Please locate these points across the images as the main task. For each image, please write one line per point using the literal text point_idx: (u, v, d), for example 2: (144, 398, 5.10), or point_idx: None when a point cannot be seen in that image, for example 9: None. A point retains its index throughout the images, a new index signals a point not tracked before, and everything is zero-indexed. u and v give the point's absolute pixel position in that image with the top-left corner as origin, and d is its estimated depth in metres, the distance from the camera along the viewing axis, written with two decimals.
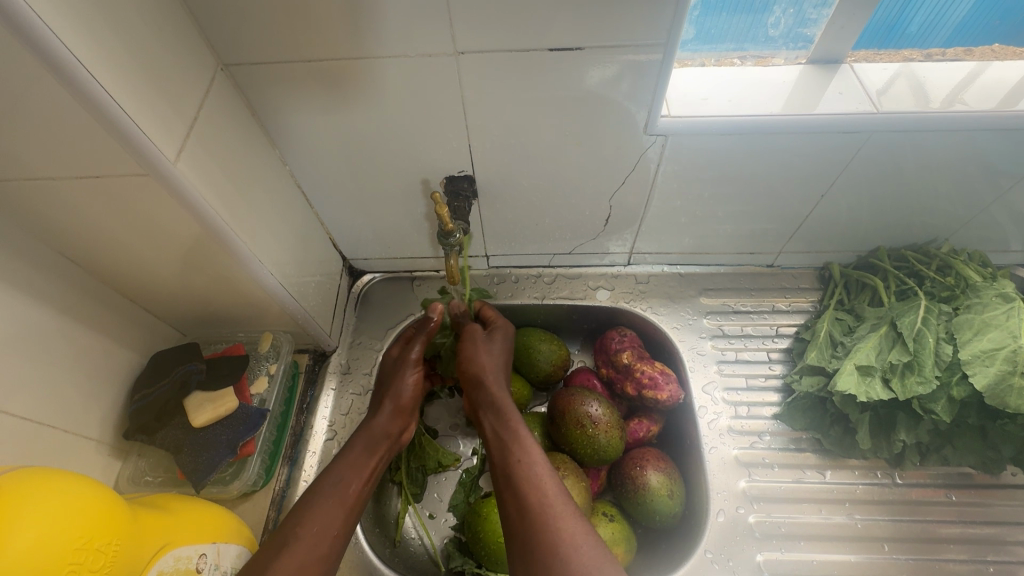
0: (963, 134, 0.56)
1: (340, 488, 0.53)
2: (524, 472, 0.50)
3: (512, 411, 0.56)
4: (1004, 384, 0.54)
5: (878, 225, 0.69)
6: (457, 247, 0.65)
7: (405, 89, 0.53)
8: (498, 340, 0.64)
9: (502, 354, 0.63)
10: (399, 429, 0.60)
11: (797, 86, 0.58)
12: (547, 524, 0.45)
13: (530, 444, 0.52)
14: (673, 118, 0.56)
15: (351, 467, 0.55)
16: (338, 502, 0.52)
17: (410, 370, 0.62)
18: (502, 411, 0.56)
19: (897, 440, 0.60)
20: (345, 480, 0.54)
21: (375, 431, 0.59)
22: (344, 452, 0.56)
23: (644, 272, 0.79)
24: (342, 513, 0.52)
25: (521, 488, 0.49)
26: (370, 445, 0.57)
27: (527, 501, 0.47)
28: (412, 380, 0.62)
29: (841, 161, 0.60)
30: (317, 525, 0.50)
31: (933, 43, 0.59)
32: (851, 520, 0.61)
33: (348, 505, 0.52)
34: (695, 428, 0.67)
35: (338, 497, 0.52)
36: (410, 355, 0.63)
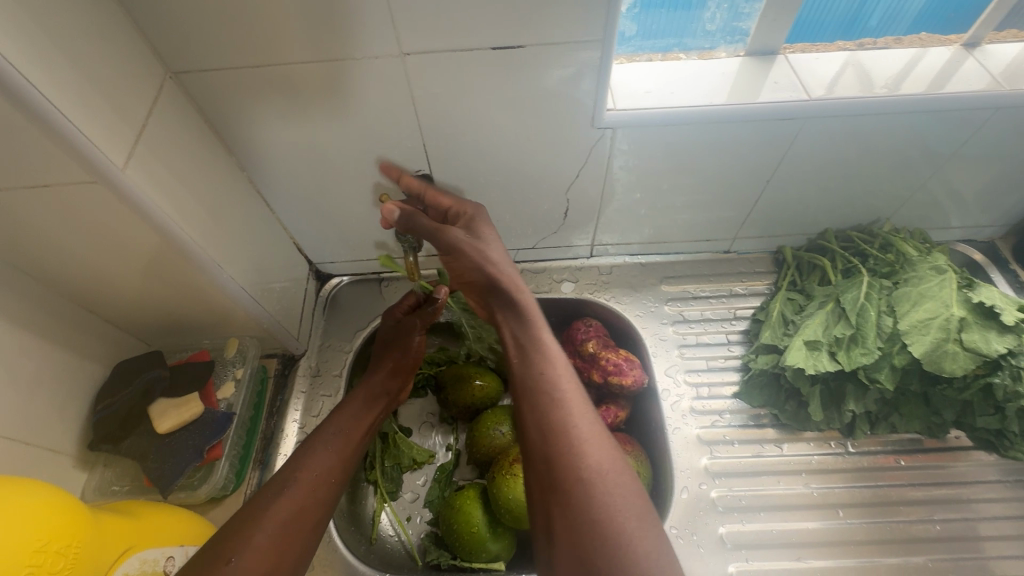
0: (891, 116, 0.60)
1: (340, 436, 0.58)
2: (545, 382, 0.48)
3: (529, 318, 0.52)
4: (940, 350, 0.56)
5: (824, 207, 0.73)
6: (415, 246, 0.66)
7: (357, 91, 0.54)
8: (485, 228, 0.56)
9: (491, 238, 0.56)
10: (396, 389, 0.65)
11: (736, 77, 0.61)
12: (576, 451, 0.45)
13: (550, 352, 0.50)
14: (619, 111, 0.58)
15: (349, 420, 0.60)
16: (336, 450, 0.57)
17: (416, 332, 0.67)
18: (516, 315, 0.53)
19: (847, 410, 0.62)
20: (343, 432, 0.59)
21: (373, 386, 0.64)
22: (343, 405, 0.62)
23: (607, 264, 0.81)
24: (339, 458, 0.57)
25: (540, 396, 0.48)
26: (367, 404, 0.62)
27: (554, 415, 0.46)
28: (416, 338, 0.67)
29: (782, 147, 0.63)
30: (318, 468, 0.55)
31: (892, 31, 0.63)
32: (810, 490, 0.63)
33: (344, 453, 0.58)
34: (661, 410, 0.69)
35: (338, 445, 0.58)
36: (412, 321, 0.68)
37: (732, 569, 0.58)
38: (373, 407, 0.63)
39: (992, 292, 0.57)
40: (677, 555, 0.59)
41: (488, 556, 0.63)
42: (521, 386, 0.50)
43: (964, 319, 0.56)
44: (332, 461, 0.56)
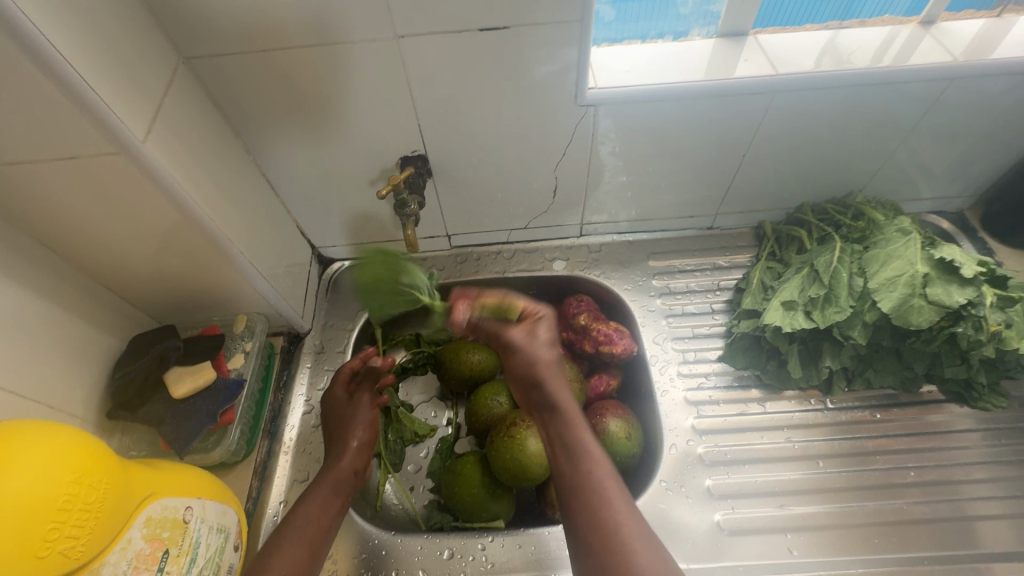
0: (855, 90, 0.64)
1: (307, 528, 0.55)
2: (575, 437, 0.53)
3: (568, 407, 0.55)
4: (907, 305, 0.60)
5: (798, 181, 0.77)
6: (413, 218, 0.70)
7: (357, 74, 0.58)
8: (539, 331, 0.60)
9: (544, 341, 0.59)
10: (362, 468, 0.63)
11: (710, 57, 0.65)
12: (601, 508, 0.47)
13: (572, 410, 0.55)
14: (600, 89, 0.62)
15: (319, 506, 0.57)
16: (305, 541, 0.54)
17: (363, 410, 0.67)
18: (558, 407, 0.55)
19: (824, 366, 0.66)
20: (310, 520, 0.56)
21: (338, 468, 0.61)
22: (311, 491, 0.59)
23: (596, 242, 0.85)
24: (309, 550, 0.54)
25: (569, 463, 0.51)
26: (335, 488, 0.59)
27: (582, 472, 0.50)
28: (366, 426, 0.65)
29: (755, 121, 0.67)
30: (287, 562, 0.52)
31: (859, 14, 0.67)
32: (791, 444, 0.66)
33: (312, 541, 0.55)
34: (650, 374, 0.73)
35: (306, 535, 0.55)
36: (364, 396, 0.67)
37: (718, 517, 0.61)
38: (342, 492, 0.60)
39: (952, 249, 0.60)
40: (667, 504, 0.62)
41: (489, 515, 0.66)
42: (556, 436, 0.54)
43: (927, 275, 0.60)
44: (299, 555, 0.53)
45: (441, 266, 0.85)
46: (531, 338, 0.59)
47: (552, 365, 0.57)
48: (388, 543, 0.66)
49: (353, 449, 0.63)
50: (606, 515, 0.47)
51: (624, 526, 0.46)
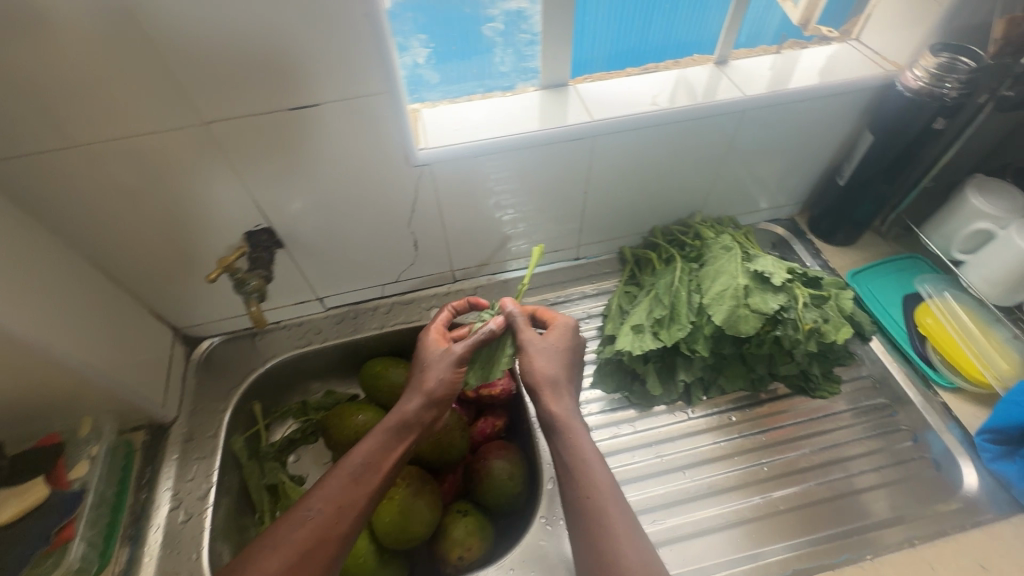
0: (666, 127, 0.71)
1: (329, 510, 0.56)
2: (579, 451, 0.58)
3: (573, 422, 0.60)
4: (735, 315, 0.65)
5: (643, 206, 0.83)
6: (257, 293, 0.68)
7: (175, 160, 0.58)
8: (553, 334, 0.65)
9: (553, 346, 0.64)
10: (428, 421, 0.64)
11: (533, 109, 0.70)
12: (600, 514, 0.54)
13: (576, 429, 0.60)
14: (429, 150, 0.64)
15: (341, 484, 0.58)
16: (323, 520, 0.56)
17: (451, 364, 0.64)
18: (562, 422, 0.60)
19: (679, 379, 0.70)
20: (324, 505, 0.57)
21: (383, 441, 0.61)
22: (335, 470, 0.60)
23: (471, 285, 0.87)
24: (323, 531, 0.55)
25: (577, 473, 0.57)
26: (371, 466, 0.60)
27: (580, 479, 0.56)
28: (445, 376, 0.64)
29: (585, 160, 0.73)
30: (301, 537, 0.55)
31: (665, 57, 0.76)
32: (660, 459, 0.70)
33: (328, 521, 0.56)
34: (527, 410, 0.74)
35: (326, 514, 0.56)
36: (454, 351, 0.65)
37: None
38: (390, 465, 0.60)
39: (766, 261, 0.67)
40: (548, 542, 0.64)
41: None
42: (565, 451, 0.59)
43: (748, 286, 0.66)
44: (309, 534, 0.55)
45: (318, 329, 0.84)
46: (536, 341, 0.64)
47: (557, 357, 0.64)
48: None
49: (416, 394, 0.64)
50: (600, 517, 0.54)
51: (620, 529, 0.53)
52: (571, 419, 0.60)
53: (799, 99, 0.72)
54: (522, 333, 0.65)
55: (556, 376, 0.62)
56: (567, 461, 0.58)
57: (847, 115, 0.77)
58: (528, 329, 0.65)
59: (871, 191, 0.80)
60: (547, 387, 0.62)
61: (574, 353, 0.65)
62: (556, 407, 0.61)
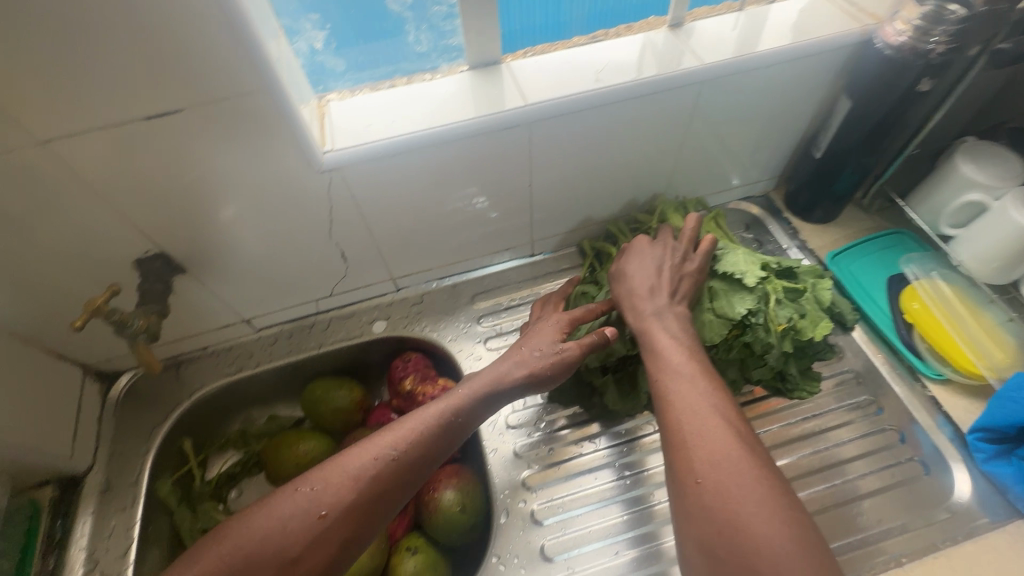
0: (614, 106, 0.62)
1: (335, 484, 0.47)
2: (679, 395, 0.48)
3: (665, 359, 0.51)
4: (698, 319, 0.58)
5: (600, 194, 0.74)
6: (144, 332, 0.57)
7: (24, 185, 0.48)
8: (635, 253, 0.61)
9: (635, 270, 0.59)
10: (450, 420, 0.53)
11: (458, 94, 0.60)
12: (719, 476, 0.41)
13: (680, 365, 0.50)
14: (336, 152, 0.55)
15: (359, 459, 0.49)
16: (326, 494, 0.47)
17: (553, 323, 0.59)
18: (656, 353, 0.52)
19: (641, 393, 0.62)
20: (331, 479, 0.48)
21: (411, 424, 0.51)
22: (367, 438, 0.51)
23: (416, 293, 0.79)
24: (316, 503, 0.47)
25: (680, 413, 0.47)
26: (380, 448, 0.49)
27: (683, 427, 0.46)
28: (507, 363, 0.57)
29: (524, 151, 0.63)
30: (293, 506, 0.46)
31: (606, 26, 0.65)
32: (625, 480, 0.63)
33: (326, 497, 0.47)
34: (477, 432, 0.67)
35: (330, 484, 0.47)
36: (558, 318, 0.59)
37: None
38: (409, 448, 0.50)
39: (733, 257, 0.60)
40: None
41: None
42: (668, 396, 0.48)
43: (712, 288, 0.59)
44: (302, 508, 0.46)
45: (249, 353, 0.76)
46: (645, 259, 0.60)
47: (640, 280, 0.58)
48: None
49: (442, 402, 0.54)
50: (713, 483, 0.41)
51: (721, 496, 0.40)
52: (680, 355, 0.51)
53: (766, 64, 0.63)
54: (633, 254, 0.61)
55: (655, 281, 0.57)
56: (667, 390, 0.49)
57: (820, 78, 0.68)
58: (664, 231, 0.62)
59: (850, 163, 0.72)
60: (630, 302, 0.58)
61: (669, 268, 0.58)
62: (673, 304, 0.56)
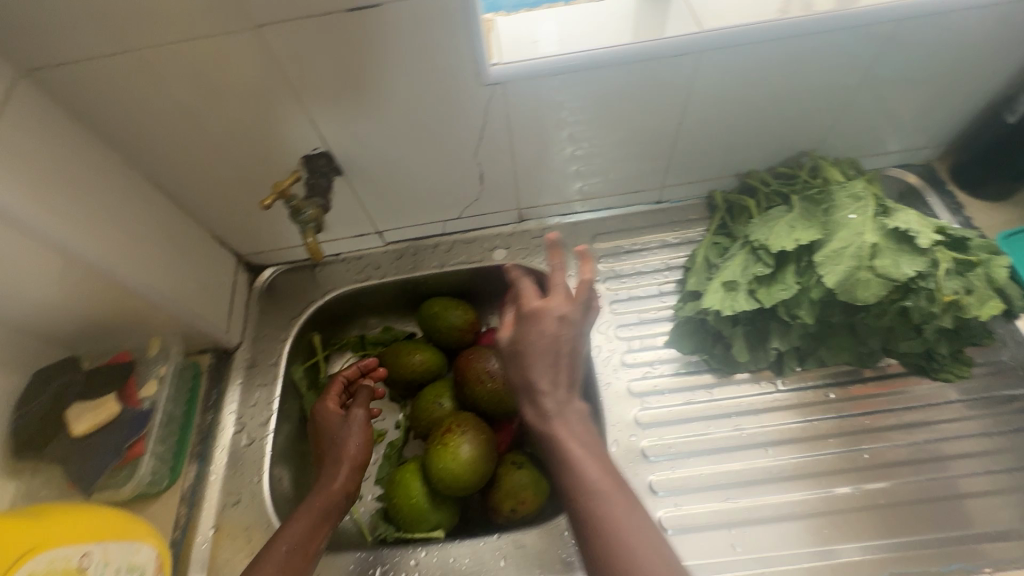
0: (791, 41, 0.58)
1: (309, 529, 0.55)
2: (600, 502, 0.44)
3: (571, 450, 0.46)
4: (853, 278, 0.55)
5: (746, 142, 0.71)
6: (314, 224, 0.62)
7: (230, 70, 0.53)
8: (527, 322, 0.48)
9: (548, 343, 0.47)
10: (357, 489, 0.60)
11: (627, 19, 0.60)
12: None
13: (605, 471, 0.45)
14: (503, 65, 0.56)
15: (308, 528, 0.55)
16: (303, 525, 0.55)
17: (360, 425, 0.63)
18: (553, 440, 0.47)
19: (771, 348, 0.62)
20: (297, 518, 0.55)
21: (330, 489, 0.58)
22: (298, 511, 0.56)
23: (538, 227, 0.80)
24: (308, 522, 0.55)
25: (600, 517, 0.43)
26: (315, 512, 0.56)
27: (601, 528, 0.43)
28: (360, 436, 0.63)
29: (683, 84, 0.61)
30: (291, 539, 0.54)
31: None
32: (741, 432, 0.63)
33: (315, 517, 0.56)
34: (592, 365, 0.69)
35: (302, 519, 0.55)
36: (359, 412, 0.64)
37: (660, 514, 0.58)
38: (330, 515, 0.57)
39: (907, 216, 0.56)
40: None
41: (433, 523, 0.63)
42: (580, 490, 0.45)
43: (876, 245, 0.55)
44: (293, 540, 0.54)
45: (376, 264, 0.81)
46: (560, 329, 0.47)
47: (537, 367, 0.47)
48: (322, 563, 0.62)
49: (355, 439, 0.62)
50: None
51: None
52: (592, 458, 0.46)
53: (971, 6, 0.57)
54: (533, 319, 0.48)
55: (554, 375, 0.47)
56: (581, 499, 0.44)
57: None
58: (555, 290, 0.48)
59: None
60: (527, 393, 0.49)
61: (555, 345, 0.47)
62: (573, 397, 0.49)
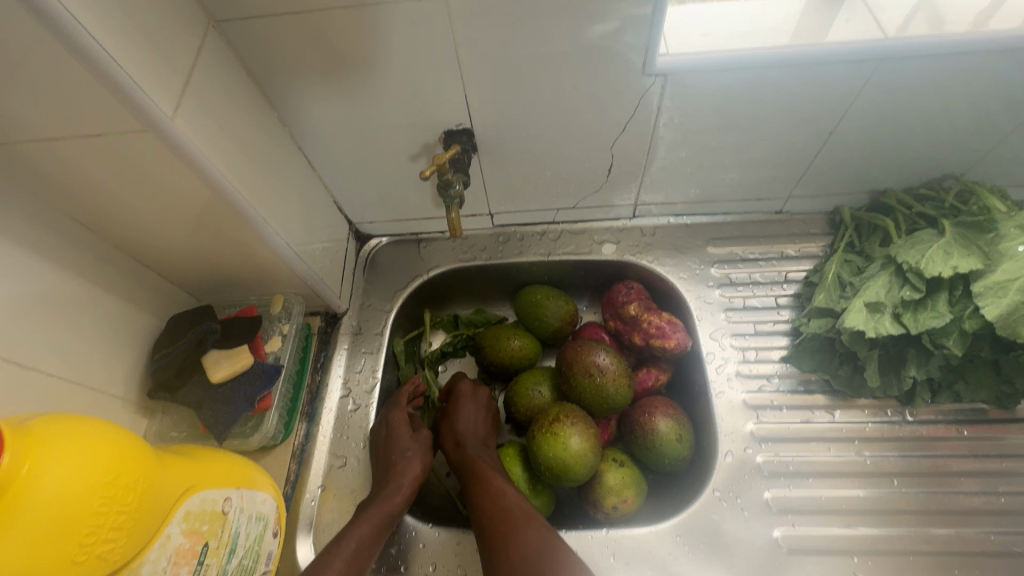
0: (990, 57, 0.54)
1: (372, 536, 0.54)
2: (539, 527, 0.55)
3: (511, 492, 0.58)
4: (1018, 314, 0.52)
5: (891, 159, 0.67)
6: (458, 199, 0.65)
7: (398, 38, 0.52)
8: (468, 400, 0.68)
9: (472, 411, 0.68)
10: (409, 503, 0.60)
11: (803, 17, 0.56)
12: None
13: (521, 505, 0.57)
14: (670, 56, 0.55)
15: (368, 533, 0.54)
16: (370, 537, 0.54)
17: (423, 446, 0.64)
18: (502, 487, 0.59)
19: (908, 376, 0.59)
20: (362, 530, 0.54)
21: (394, 500, 0.58)
22: (361, 516, 0.56)
23: (650, 225, 0.79)
24: (370, 531, 0.54)
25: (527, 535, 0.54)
26: (382, 513, 0.56)
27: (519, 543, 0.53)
28: (423, 456, 0.62)
29: (848, 93, 0.58)
30: (354, 542, 0.53)
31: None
32: (862, 459, 0.60)
33: (377, 528, 0.55)
34: (704, 372, 0.68)
35: (365, 529, 0.54)
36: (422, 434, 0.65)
37: (776, 533, 0.57)
38: (388, 524, 0.56)
39: None
40: (720, 517, 0.58)
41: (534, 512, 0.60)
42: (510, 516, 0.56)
43: None
44: (356, 546, 0.53)
45: (482, 246, 0.80)
46: (478, 393, 0.69)
47: (472, 420, 0.67)
48: (426, 534, 0.62)
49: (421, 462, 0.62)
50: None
51: None
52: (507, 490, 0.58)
53: None
54: (465, 399, 0.69)
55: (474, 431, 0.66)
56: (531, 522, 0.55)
57: None
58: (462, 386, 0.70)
59: None
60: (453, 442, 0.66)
61: (487, 421, 0.68)
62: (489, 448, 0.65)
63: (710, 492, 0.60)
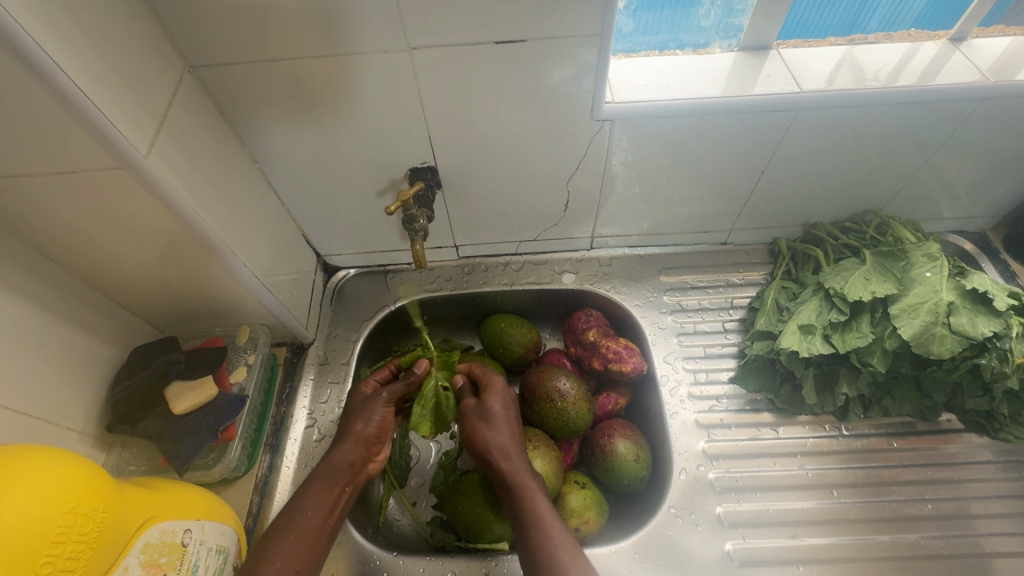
0: (888, 109, 0.62)
1: (324, 500, 0.55)
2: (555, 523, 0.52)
3: (528, 484, 0.54)
4: (929, 333, 0.58)
5: (818, 196, 0.74)
6: (421, 231, 0.68)
7: (365, 85, 0.57)
8: (493, 399, 0.60)
9: (499, 409, 0.60)
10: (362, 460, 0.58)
11: (732, 72, 0.63)
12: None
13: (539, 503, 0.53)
14: (616, 104, 0.60)
15: (318, 498, 0.55)
16: (318, 501, 0.54)
17: (382, 404, 0.61)
18: (518, 485, 0.54)
19: (840, 393, 0.64)
20: (312, 504, 0.54)
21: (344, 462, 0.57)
22: (309, 483, 0.56)
23: (607, 255, 0.83)
24: (321, 496, 0.55)
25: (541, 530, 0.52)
26: (332, 477, 0.56)
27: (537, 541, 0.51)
28: (379, 415, 0.60)
29: (775, 137, 0.65)
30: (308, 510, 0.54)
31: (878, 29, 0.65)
32: (803, 471, 0.65)
33: (326, 494, 0.55)
34: (659, 394, 0.71)
35: (319, 496, 0.55)
36: (381, 394, 0.61)
37: (728, 546, 0.60)
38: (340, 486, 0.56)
39: (983, 279, 0.58)
40: (676, 533, 0.61)
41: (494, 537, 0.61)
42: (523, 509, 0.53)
43: (953, 303, 0.58)
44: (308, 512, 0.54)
45: (448, 277, 0.83)
46: (497, 398, 0.60)
47: (505, 427, 0.58)
48: (388, 564, 0.62)
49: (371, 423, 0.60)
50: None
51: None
52: (521, 476, 0.55)
53: None
54: (490, 391, 0.61)
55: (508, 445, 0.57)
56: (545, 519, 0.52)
57: None
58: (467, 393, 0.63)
59: None
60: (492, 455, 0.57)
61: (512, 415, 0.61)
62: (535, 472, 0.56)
63: (666, 509, 0.62)
